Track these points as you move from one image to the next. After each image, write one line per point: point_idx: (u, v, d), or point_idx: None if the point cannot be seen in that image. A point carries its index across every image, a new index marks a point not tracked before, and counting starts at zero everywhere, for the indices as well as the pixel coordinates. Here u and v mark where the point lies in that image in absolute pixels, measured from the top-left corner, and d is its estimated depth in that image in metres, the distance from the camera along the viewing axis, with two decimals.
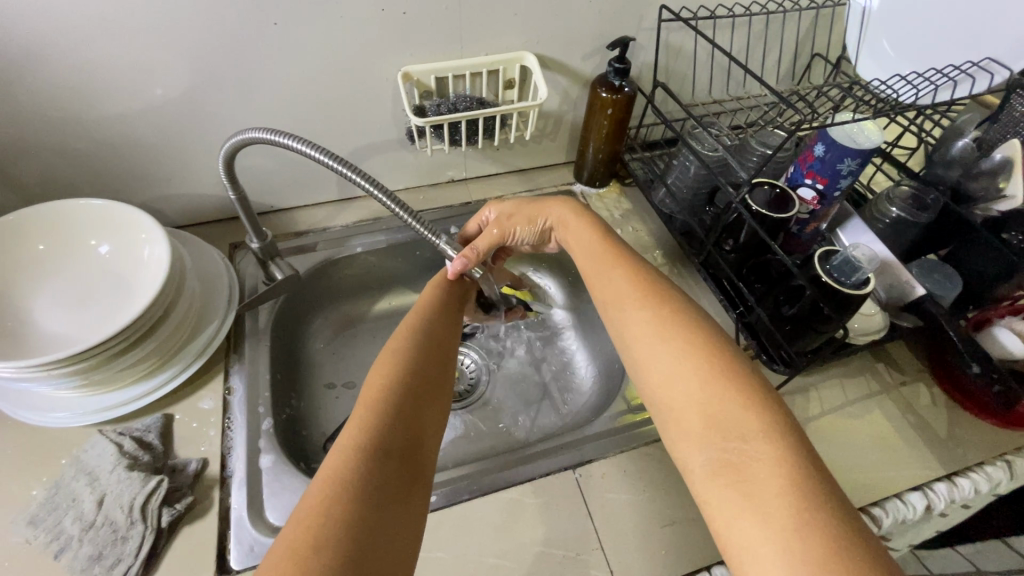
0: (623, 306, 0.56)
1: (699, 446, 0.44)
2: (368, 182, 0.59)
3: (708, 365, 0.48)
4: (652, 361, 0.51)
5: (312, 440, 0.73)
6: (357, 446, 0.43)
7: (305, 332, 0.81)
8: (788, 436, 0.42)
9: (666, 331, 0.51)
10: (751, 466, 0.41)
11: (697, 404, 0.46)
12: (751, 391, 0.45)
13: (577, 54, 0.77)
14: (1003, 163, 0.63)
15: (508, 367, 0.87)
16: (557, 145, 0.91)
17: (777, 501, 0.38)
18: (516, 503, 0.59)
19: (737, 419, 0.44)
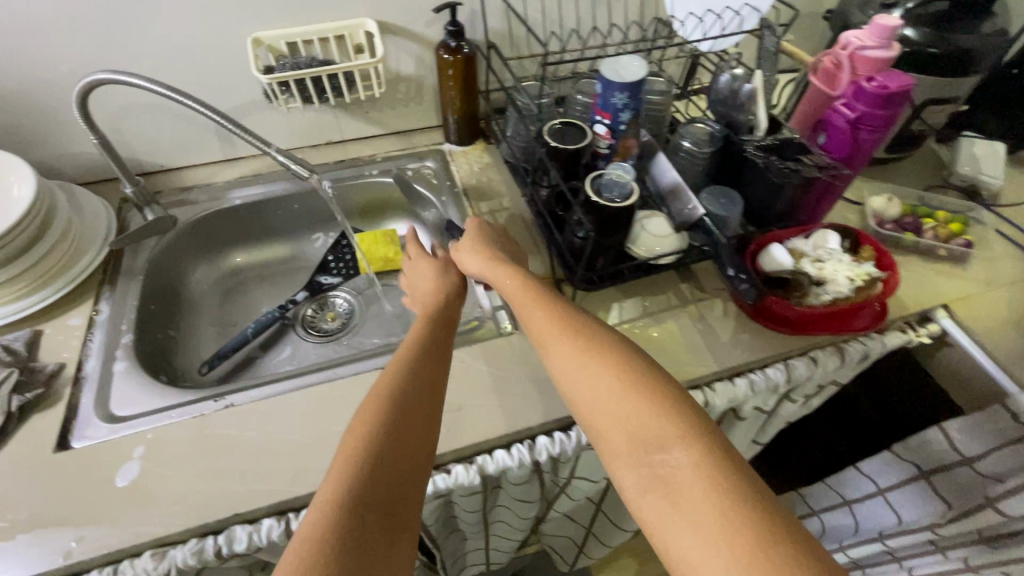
0: (544, 335, 0.55)
1: (627, 467, 0.45)
2: (201, 106, 0.69)
3: (629, 384, 0.48)
4: (581, 390, 0.50)
5: (184, 363, 0.83)
6: (333, 516, 0.41)
7: (187, 275, 0.92)
8: (703, 437, 0.44)
9: (589, 357, 0.51)
10: (678, 478, 0.42)
11: (619, 421, 0.47)
12: (665, 398, 0.47)
13: (419, 20, 0.87)
14: (751, 93, 0.73)
15: (378, 306, 0.96)
16: (425, 107, 1.00)
17: (708, 508, 0.40)
18: (327, 394, 0.68)
19: (656, 430, 0.45)
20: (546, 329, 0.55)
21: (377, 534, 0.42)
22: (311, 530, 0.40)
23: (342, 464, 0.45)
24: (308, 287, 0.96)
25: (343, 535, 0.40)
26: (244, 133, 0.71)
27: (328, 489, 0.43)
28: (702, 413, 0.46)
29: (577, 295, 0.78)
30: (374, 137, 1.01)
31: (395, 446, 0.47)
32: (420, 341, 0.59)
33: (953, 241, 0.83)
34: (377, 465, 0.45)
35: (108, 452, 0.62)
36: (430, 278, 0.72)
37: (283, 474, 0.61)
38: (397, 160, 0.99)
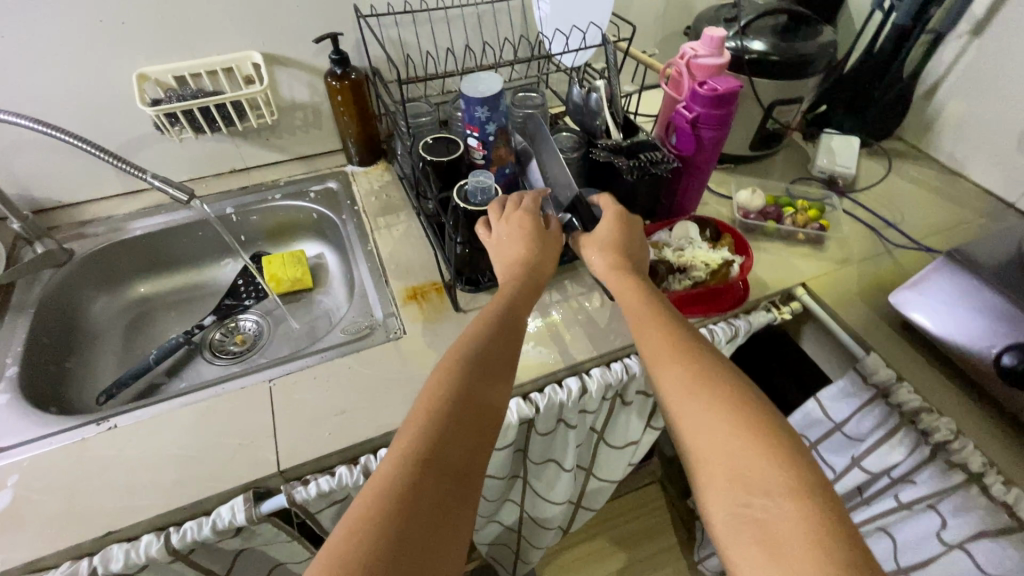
0: (657, 356, 0.57)
1: (722, 499, 0.46)
2: (64, 133, 0.72)
3: (744, 421, 0.49)
4: (690, 415, 0.51)
5: (80, 394, 0.83)
6: (406, 498, 0.42)
7: (87, 307, 0.92)
8: (813, 494, 0.43)
9: (704, 389, 0.52)
10: (777, 526, 0.42)
11: (723, 455, 0.47)
12: (782, 448, 0.46)
13: (306, 51, 0.92)
14: (598, 102, 0.81)
15: (286, 325, 0.98)
16: (326, 132, 1.04)
17: (805, 560, 0.40)
18: (211, 409, 0.69)
19: (763, 473, 0.45)
20: (662, 352, 0.57)
21: (444, 525, 0.42)
22: (383, 506, 0.41)
23: (421, 446, 0.45)
24: (217, 311, 0.97)
25: (411, 512, 0.41)
26: (116, 160, 0.74)
27: (404, 469, 0.43)
28: (826, 481, 0.45)
29: (464, 299, 0.82)
30: (279, 163, 1.05)
31: (471, 443, 0.48)
32: (505, 334, 0.58)
33: (809, 225, 0.90)
34: (455, 462, 0.46)
35: None
36: (520, 247, 0.67)
37: (160, 489, 0.62)
38: (300, 183, 1.03)
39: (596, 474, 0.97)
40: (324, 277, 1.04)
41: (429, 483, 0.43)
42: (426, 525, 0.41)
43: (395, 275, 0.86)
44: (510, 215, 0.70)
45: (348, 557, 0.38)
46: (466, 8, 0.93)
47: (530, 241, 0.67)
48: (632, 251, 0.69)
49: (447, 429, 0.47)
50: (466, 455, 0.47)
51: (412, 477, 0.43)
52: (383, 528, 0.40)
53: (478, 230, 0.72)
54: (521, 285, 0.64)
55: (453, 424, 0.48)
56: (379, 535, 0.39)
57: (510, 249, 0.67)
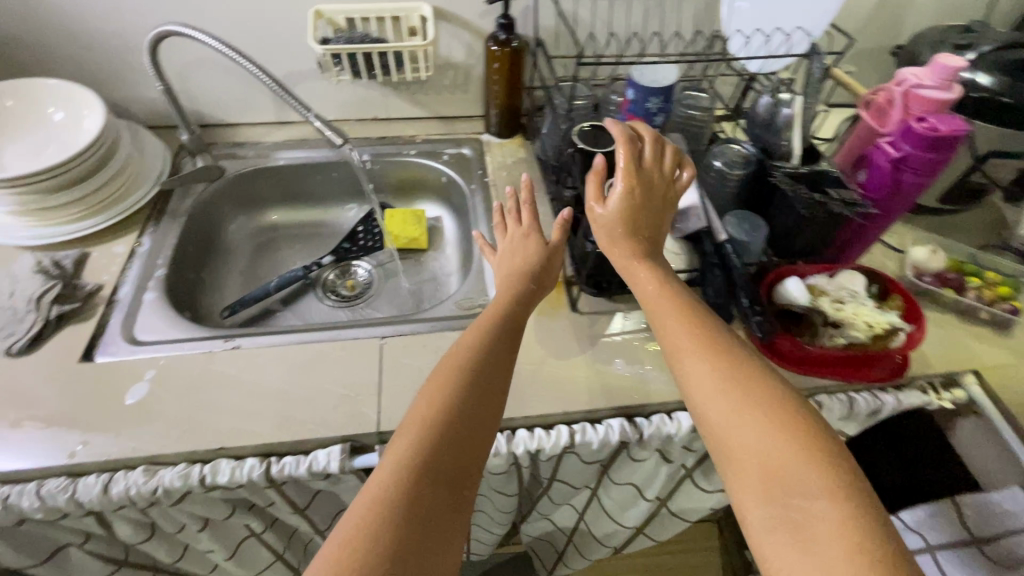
0: (676, 349, 0.53)
1: (755, 500, 0.43)
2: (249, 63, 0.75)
3: (774, 419, 0.46)
4: (717, 416, 0.48)
5: (210, 304, 0.89)
6: (404, 514, 0.43)
7: (226, 225, 0.97)
8: (852, 492, 0.42)
9: (735, 388, 0.49)
10: (814, 527, 0.41)
11: (758, 456, 0.45)
12: (820, 446, 0.44)
13: (473, 12, 0.89)
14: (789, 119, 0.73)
15: (395, 280, 0.99)
16: (471, 96, 1.02)
17: (849, 562, 0.39)
18: (325, 354, 0.71)
19: (800, 474, 0.43)
20: (682, 344, 0.53)
21: (444, 536, 0.43)
22: (383, 531, 0.41)
23: (405, 456, 0.46)
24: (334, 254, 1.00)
25: (415, 535, 0.42)
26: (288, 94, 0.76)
27: (399, 481, 0.45)
28: (863, 479, 0.43)
29: (585, 300, 0.78)
30: (419, 119, 1.05)
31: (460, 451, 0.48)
32: (504, 339, 0.59)
33: (998, 305, 0.76)
34: (442, 466, 0.46)
35: (126, 371, 0.68)
36: (518, 261, 0.70)
37: (272, 419, 0.65)
38: (435, 144, 1.02)
39: (671, 510, 0.91)
40: (439, 241, 1.03)
41: (422, 494, 0.44)
42: (431, 541, 0.42)
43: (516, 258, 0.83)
44: (512, 234, 0.74)
45: (352, 554, 0.40)
46: None
47: (530, 253, 0.71)
48: (638, 220, 0.63)
49: (435, 437, 0.48)
50: (461, 459, 0.48)
51: (401, 490, 0.44)
52: (392, 551, 0.41)
53: (483, 249, 0.78)
54: (514, 297, 0.65)
55: (441, 432, 0.48)
56: (381, 562, 0.40)
57: (507, 265, 0.71)
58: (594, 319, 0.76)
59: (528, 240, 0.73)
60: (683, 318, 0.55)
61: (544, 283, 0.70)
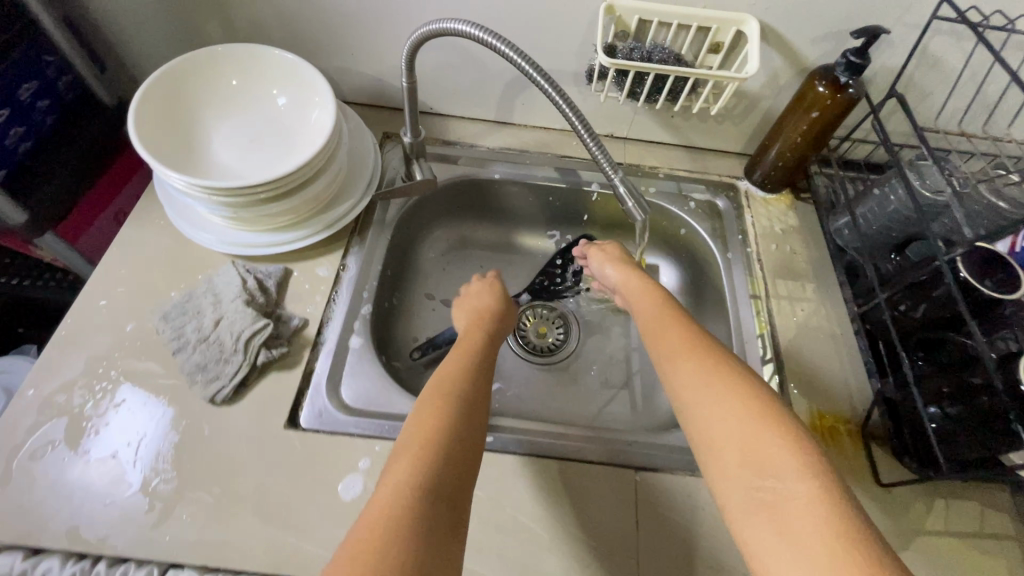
0: (670, 353, 0.53)
1: (735, 484, 0.42)
2: (551, 88, 0.55)
3: (748, 406, 0.45)
4: (699, 406, 0.47)
5: (400, 338, 0.76)
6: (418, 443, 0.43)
7: (421, 238, 0.83)
8: (828, 476, 0.40)
9: (716, 378, 0.48)
10: (793, 508, 0.39)
11: (736, 439, 0.44)
12: (786, 428, 0.43)
13: (806, 35, 0.66)
14: None
15: (599, 342, 0.83)
16: (741, 131, 0.80)
17: (824, 542, 0.36)
18: (563, 475, 0.59)
19: (773, 453, 0.42)
20: (674, 344, 0.53)
21: (460, 479, 0.42)
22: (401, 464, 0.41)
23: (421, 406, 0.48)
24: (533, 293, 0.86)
25: (436, 467, 0.41)
26: (591, 139, 0.58)
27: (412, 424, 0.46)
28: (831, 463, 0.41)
29: (893, 468, 0.60)
30: (663, 145, 0.84)
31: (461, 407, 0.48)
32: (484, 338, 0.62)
33: None
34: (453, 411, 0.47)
35: (337, 449, 0.56)
36: (486, 298, 0.70)
37: (507, 561, 0.53)
38: (681, 183, 0.82)
39: None
40: None
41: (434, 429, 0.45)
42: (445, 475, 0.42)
43: (795, 382, 0.65)
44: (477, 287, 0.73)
45: (394, 506, 0.37)
46: None
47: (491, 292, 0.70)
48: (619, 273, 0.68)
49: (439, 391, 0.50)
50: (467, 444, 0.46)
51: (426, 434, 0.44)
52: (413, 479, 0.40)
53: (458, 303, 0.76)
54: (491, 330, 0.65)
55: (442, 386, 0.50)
56: (413, 490, 0.39)
57: (475, 301, 0.69)
58: (906, 503, 0.58)
59: (487, 286, 0.72)
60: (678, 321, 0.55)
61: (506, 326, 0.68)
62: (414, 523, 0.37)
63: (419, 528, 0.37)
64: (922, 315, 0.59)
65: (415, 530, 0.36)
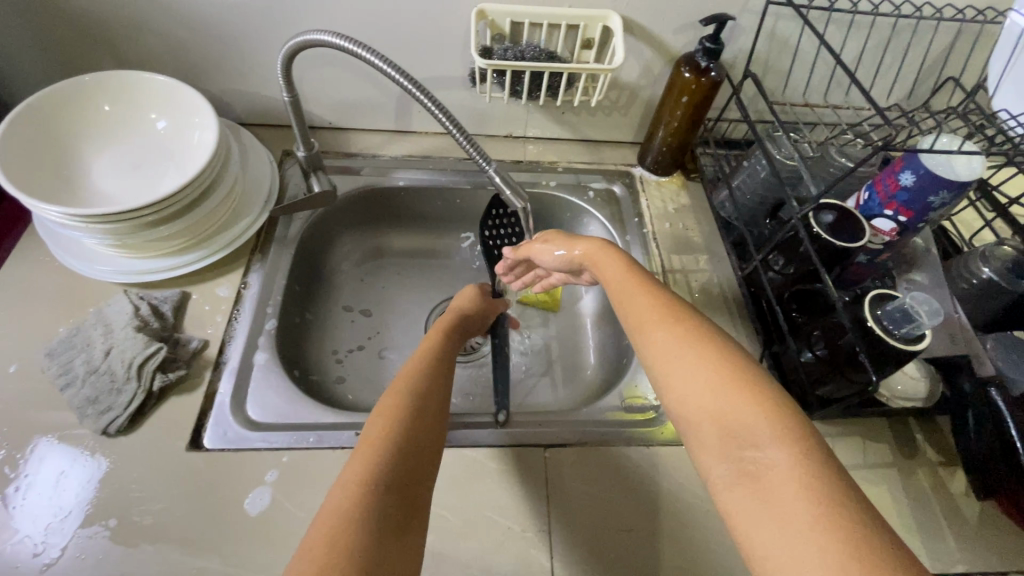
0: (639, 322, 0.50)
1: (715, 456, 0.40)
2: (416, 88, 0.55)
3: (723, 375, 0.43)
4: (673, 378, 0.45)
5: (317, 351, 0.76)
6: (375, 453, 0.43)
7: (333, 251, 0.83)
8: (806, 440, 0.38)
9: (691, 349, 0.46)
10: (774, 479, 0.37)
11: (712, 411, 0.42)
12: (760, 394, 0.41)
13: (667, 27, 0.71)
14: None
15: (519, 335, 0.85)
16: (628, 121, 0.85)
17: (802, 510, 0.35)
18: (476, 463, 0.59)
19: (749, 422, 0.40)
20: (643, 315, 0.51)
21: (413, 485, 0.43)
22: (353, 470, 0.41)
23: (388, 416, 0.47)
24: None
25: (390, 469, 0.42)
26: (469, 144, 0.59)
27: (374, 433, 0.45)
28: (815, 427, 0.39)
29: None
30: (560, 141, 0.88)
31: (420, 414, 0.48)
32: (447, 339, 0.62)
33: None
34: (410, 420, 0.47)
35: (242, 465, 0.55)
36: (464, 301, 0.70)
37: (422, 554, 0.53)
38: (580, 175, 0.85)
39: None
40: (570, 292, 0.89)
41: (388, 439, 0.44)
42: (398, 477, 0.42)
43: None
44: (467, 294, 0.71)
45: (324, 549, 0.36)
46: (905, 21, 0.68)
47: (471, 296, 0.70)
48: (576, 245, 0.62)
49: (402, 400, 0.49)
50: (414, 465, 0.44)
51: (380, 442, 0.44)
52: (364, 483, 0.40)
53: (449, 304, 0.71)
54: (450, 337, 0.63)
55: (404, 394, 0.50)
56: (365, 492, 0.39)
57: (454, 303, 0.70)
58: None
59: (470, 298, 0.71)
60: (648, 290, 0.52)
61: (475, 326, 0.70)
62: (359, 541, 0.36)
63: (367, 545, 0.36)
64: (791, 271, 0.64)
65: (358, 540, 0.36)
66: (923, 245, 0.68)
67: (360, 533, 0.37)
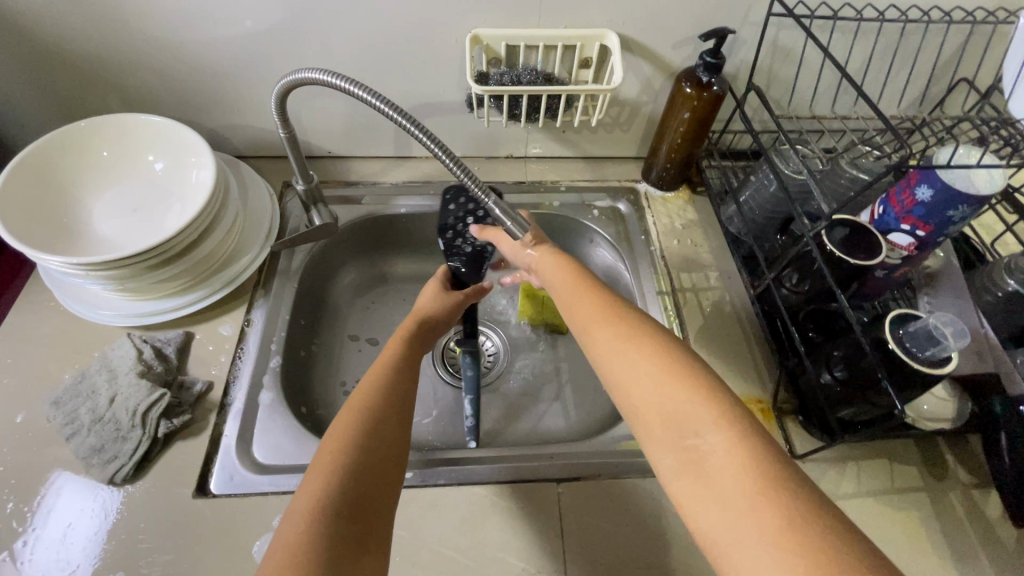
0: (578, 313, 0.49)
1: (660, 451, 0.39)
2: (410, 124, 0.55)
3: (660, 365, 0.41)
4: (613, 367, 0.43)
5: (324, 384, 0.75)
6: (320, 472, 0.41)
7: (337, 280, 0.82)
8: (745, 423, 0.37)
9: (627, 339, 0.44)
10: (716, 471, 0.36)
11: (652, 404, 0.40)
12: (699, 381, 0.40)
13: (666, 42, 0.70)
14: None
15: (528, 359, 0.84)
16: (631, 136, 0.83)
17: (746, 500, 0.34)
18: (488, 501, 0.57)
19: (689, 413, 0.38)
20: (580, 309, 0.48)
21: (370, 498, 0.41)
22: (301, 501, 0.39)
23: (337, 436, 0.44)
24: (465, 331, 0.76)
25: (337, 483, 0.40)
26: (458, 166, 0.57)
27: (320, 451, 0.43)
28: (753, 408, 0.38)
29: (807, 441, 0.61)
30: (561, 159, 0.87)
31: (371, 422, 0.46)
32: (413, 333, 0.58)
33: None
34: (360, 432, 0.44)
35: (249, 512, 0.54)
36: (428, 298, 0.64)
37: None
38: (583, 194, 0.84)
39: None
40: None
41: (337, 461, 0.42)
42: (352, 499, 0.40)
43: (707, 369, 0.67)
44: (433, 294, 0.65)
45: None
46: (913, 25, 0.66)
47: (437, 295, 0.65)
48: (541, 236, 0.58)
49: (350, 416, 0.46)
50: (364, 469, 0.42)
51: (329, 464, 0.42)
52: (313, 515, 0.38)
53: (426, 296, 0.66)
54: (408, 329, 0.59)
55: (352, 401, 0.48)
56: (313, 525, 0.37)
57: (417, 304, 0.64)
58: (821, 471, 0.59)
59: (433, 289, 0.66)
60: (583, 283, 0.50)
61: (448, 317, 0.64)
62: (307, 571, 0.35)
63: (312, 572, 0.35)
64: (805, 289, 0.62)
65: (314, 571, 0.35)
66: (943, 256, 0.65)
67: (318, 563, 0.36)
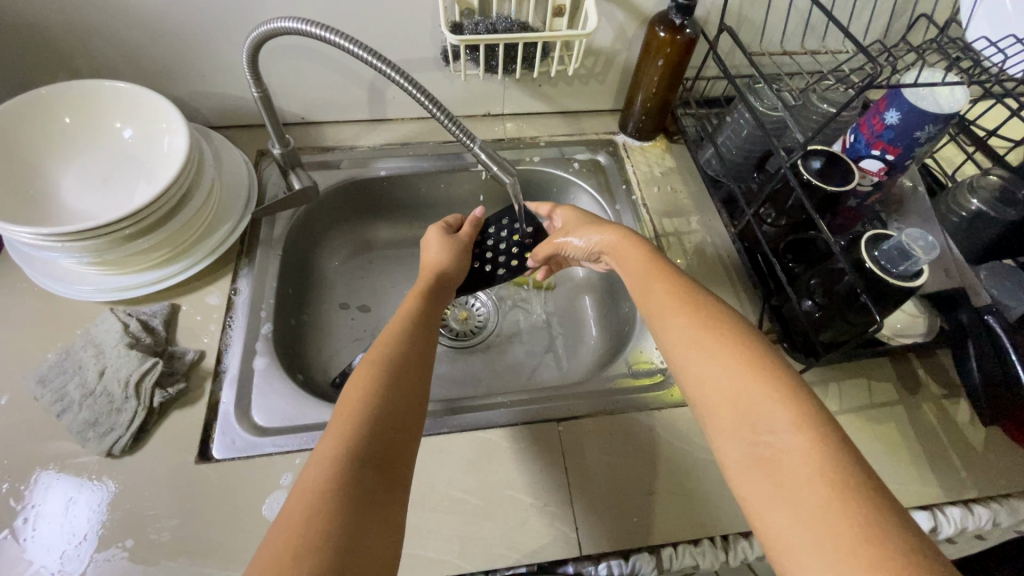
0: (659, 310, 0.51)
1: (730, 442, 0.41)
2: (392, 70, 0.53)
3: (741, 361, 0.44)
4: (691, 362, 0.46)
5: (317, 351, 0.74)
6: (346, 429, 0.40)
7: (321, 248, 0.81)
8: (824, 427, 0.39)
9: (707, 335, 0.47)
10: (787, 462, 0.38)
11: (728, 395, 0.42)
12: (780, 383, 0.42)
13: None
14: None
15: (518, 316, 0.84)
16: (606, 87, 0.84)
17: (815, 494, 0.36)
18: (492, 444, 0.58)
19: (763, 407, 0.41)
20: (661, 304, 0.52)
21: (399, 465, 0.41)
22: (325, 446, 0.39)
23: (361, 386, 0.44)
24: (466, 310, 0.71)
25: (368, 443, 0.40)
26: (451, 122, 0.56)
27: (343, 401, 0.43)
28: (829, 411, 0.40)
29: (790, 365, 0.64)
30: (539, 115, 0.87)
31: (400, 384, 0.45)
32: (429, 298, 0.57)
33: None
34: (387, 390, 0.44)
35: (254, 473, 0.55)
36: (435, 251, 0.64)
37: (445, 539, 0.52)
38: (563, 148, 0.84)
39: None
40: (569, 274, 0.87)
41: (362, 412, 0.42)
42: (374, 457, 0.40)
43: None
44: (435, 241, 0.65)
45: (298, 532, 0.34)
46: None
47: (440, 245, 0.65)
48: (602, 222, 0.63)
49: (375, 371, 0.45)
50: (396, 437, 0.42)
51: (353, 413, 0.42)
52: (337, 461, 0.38)
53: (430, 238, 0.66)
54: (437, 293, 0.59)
55: (380, 359, 0.47)
56: (335, 471, 0.37)
57: (424, 257, 0.65)
58: None
59: (441, 241, 0.65)
60: (665, 280, 0.53)
61: (458, 268, 0.64)
62: (327, 536, 0.34)
63: (332, 536, 0.34)
64: (783, 223, 0.65)
65: (337, 518, 0.35)
66: (911, 184, 0.68)
67: (342, 511, 0.35)
